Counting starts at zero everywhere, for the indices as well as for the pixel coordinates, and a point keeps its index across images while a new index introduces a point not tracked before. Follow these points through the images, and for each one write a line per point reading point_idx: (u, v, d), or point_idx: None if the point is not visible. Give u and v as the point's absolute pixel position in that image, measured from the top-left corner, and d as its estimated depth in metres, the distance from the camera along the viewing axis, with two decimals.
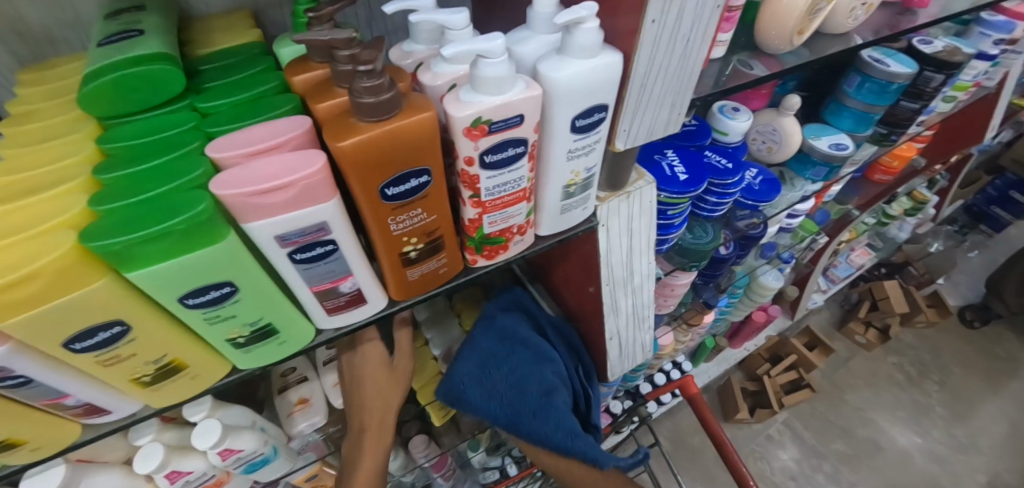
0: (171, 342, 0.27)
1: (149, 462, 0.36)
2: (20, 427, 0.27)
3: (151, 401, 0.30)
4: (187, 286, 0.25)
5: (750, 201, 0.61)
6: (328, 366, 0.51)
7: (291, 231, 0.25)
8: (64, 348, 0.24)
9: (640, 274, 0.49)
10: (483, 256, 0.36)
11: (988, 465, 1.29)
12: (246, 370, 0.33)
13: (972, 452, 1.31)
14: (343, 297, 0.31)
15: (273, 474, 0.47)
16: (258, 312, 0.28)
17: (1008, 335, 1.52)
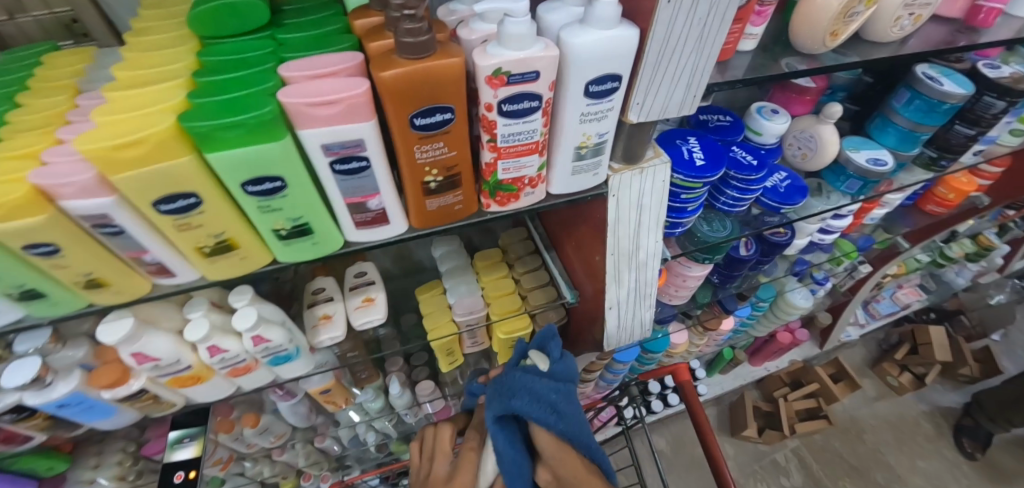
0: (230, 223, 0.33)
1: (198, 330, 0.43)
2: (110, 271, 0.34)
3: (207, 275, 0.37)
4: (249, 174, 0.31)
5: (773, 202, 0.61)
6: (352, 291, 0.58)
7: (334, 143, 0.31)
8: (154, 206, 0.30)
9: (646, 252, 0.52)
10: (496, 201, 0.40)
11: None
12: (283, 265, 0.39)
13: None
14: (369, 213, 0.36)
15: (293, 372, 0.53)
16: (300, 210, 0.34)
17: None
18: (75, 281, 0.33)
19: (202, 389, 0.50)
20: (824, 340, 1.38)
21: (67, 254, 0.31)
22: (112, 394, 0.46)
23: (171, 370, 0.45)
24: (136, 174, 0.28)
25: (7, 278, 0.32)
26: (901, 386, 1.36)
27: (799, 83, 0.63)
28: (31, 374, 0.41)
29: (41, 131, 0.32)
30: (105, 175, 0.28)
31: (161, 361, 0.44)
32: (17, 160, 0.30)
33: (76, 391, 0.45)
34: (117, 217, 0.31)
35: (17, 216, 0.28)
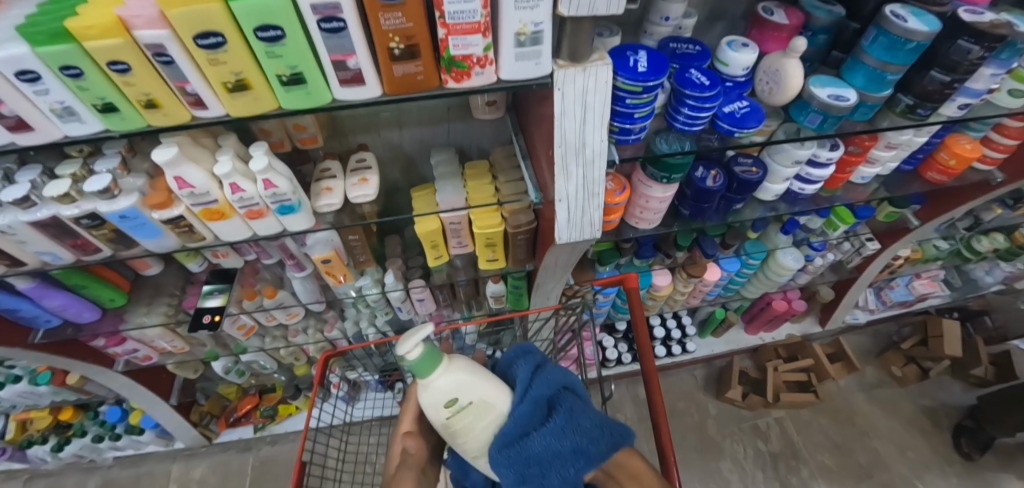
0: (245, 63, 0.45)
1: (222, 167, 0.57)
2: (164, 94, 0.48)
3: (231, 110, 0.50)
4: (257, 22, 0.42)
5: (728, 126, 0.66)
6: (355, 170, 0.71)
7: (318, 3, 0.41)
8: (194, 41, 0.43)
9: (593, 151, 0.60)
10: (452, 77, 0.50)
11: None
12: (287, 111, 0.52)
13: None
14: (350, 71, 0.48)
15: (296, 225, 0.66)
16: (296, 59, 0.46)
17: None
18: (140, 99, 0.48)
19: (226, 226, 0.64)
20: (827, 318, 1.38)
21: (135, 74, 0.45)
22: (160, 214, 0.60)
23: (203, 200, 0.59)
24: (179, 12, 0.40)
25: (96, 90, 0.47)
26: (904, 377, 1.33)
27: (774, 20, 0.69)
28: (104, 183, 0.56)
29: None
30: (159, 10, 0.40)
31: (196, 190, 0.58)
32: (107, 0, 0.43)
33: (134, 207, 0.58)
34: (168, 48, 0.43)
35: (103, 37, 0.42)
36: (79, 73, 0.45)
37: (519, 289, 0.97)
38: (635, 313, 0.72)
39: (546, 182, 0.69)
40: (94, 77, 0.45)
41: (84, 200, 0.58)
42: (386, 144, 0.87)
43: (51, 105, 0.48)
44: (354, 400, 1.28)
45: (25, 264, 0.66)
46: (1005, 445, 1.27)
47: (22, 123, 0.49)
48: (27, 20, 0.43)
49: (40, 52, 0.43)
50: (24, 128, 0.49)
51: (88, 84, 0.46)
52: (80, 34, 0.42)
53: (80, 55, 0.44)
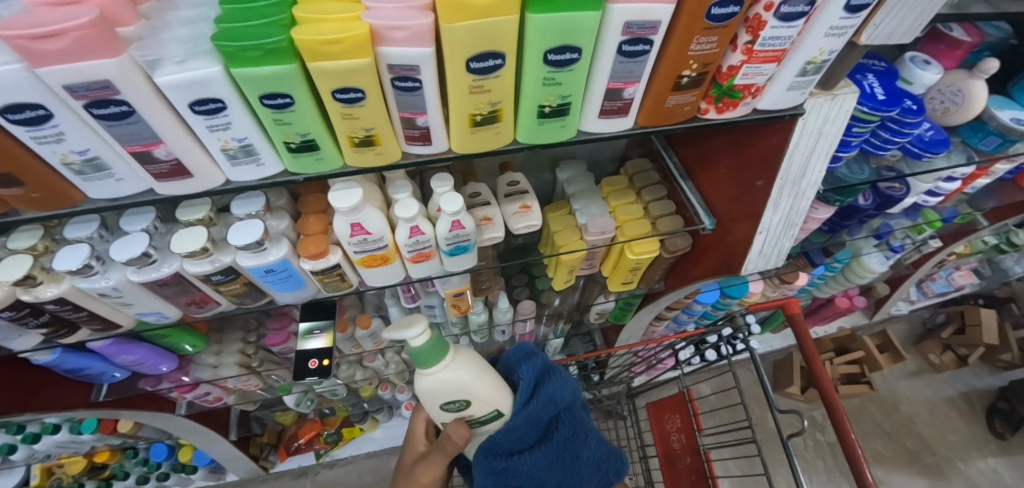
0: (508, 92, 0.35)
1: (410, 209, 0.47)
2: (385, 129, 0.37)
3: (459, 145, 0.39)
4: (556, 42, 0.32)
5: (916, 150, 0.63)
6: (510, 196, 0.62)
7: (637, 21, 0.32)
8: (466, 64, 0.32)
9: (808, 181, 0.55)
10: (716, 108, 0.43)
11: None
12: (517, 146, 0.42)
13: None
14: (620, 102, 0.39)
15: (458, 265, 0.57)
16: (572, 88, 0.36)
17: None
18: (356, 134, 0.36)
19: (382, 272, 0.55)
20: (876, 311, 1.45)
21: (366, 105, 0.34)
22: (312, 264, 0.51)
23: (372, 246, 0.50)
24: (471, 25, 0.29)
25: (299, 124, 0.35)
26: (942, 363, 1.45)
27: (953, 35, 0.62)
28: (258, 235, 0.46)
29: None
30: (441, 24, 0.29)
31: (369, 236, 0.48)
32: (339, 4, 0.32)
33: (285, 258, 0.49)
34: (423, 72, 0.33)
35: (344, 56, 0.30)
36: (287, 102, 0.34)
37: (628, 306, 0.95)
38: (807, 342, 0.68)
39: (727, 207, 0.63)
40: (304, 107, 0.34)
41: (217, 252, 0.49)
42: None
43: (225, 143, 0.37)
44: None
45: (119, 326, 0.58)
46: None
47: (177, 169, 0.38)
48: (224, 28, 0.31)
49: (244, 75, 0.31)
50: (178, 174, 0.39)
51: (290, 117, 0.35)
52: (313, 52, 0.30)
53: (298, 79, 0.32)
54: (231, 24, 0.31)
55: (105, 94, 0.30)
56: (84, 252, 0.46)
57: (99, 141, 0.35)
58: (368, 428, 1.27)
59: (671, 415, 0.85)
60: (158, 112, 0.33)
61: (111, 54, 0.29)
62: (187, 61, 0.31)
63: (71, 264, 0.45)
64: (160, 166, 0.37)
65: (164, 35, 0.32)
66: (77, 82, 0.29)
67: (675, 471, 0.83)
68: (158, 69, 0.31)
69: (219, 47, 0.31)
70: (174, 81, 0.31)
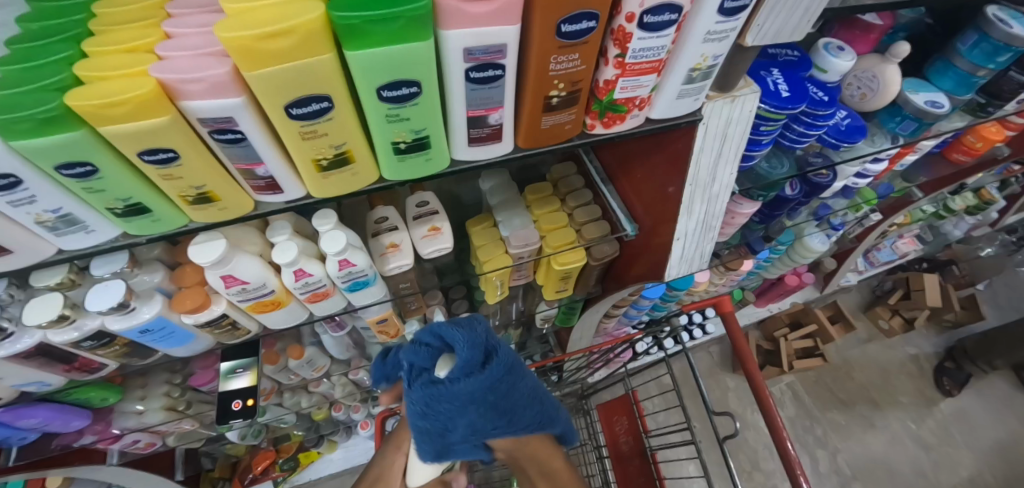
0: (353, 133, 0.32)
1: (286, 254, 0.43)
2: (220, 184, 0.33)
3: (317, 190, 0.36)
4: (388, 77, 0.28)
5: (833, 140, 0.63)
6: (420, 218, 0.60)
7: (478, 47, 0.28)
8: (285, 110, 0.28)
9: (720, 184, 0.53)
10: (602, 123, 0.40)
11: (975, 465, 1.39)
12: (387, 182, 0.38)
13: (962, 449, 1.41)
14: (487, 128, 0.35)
15: (365, 298, 0.54)
16: (425, 122, 0.32)
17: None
18: (187, 193, 0.32)
19: (279, 315, 0.52)
20: (826, 284, 1.48)
21: (184, 164, 0.30)
22: (193, 318, 0.47)
23: (256, 294, 0.46)
24: (273, 68, 0.25)
25: (116, 190, 0.31)
26: (890, 329, 1.53)
27: (867, 19, 0.61)
28: (119, 298, 0.42)
29: (144, 25, 0.30)
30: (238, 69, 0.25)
31: (248, 285, 0.44)
32: (128, 54, 0.28)
33: (160, 316, 0.45)
34: (239, 123, 0.29)
35: (135, 117, 0.26)
36: (91, 170, 0.30)
37: (572, 308, 0.95)
38: (739, 342, 0.67)
39: (646, 212, 0.62)
40: (115, 173, 0.30)
41: (82, 317, 0.45)
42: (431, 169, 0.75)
43: (39, 216, 0.32)
44: None
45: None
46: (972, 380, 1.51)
47: None
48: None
49: (25, 147, 0.27)
50: None
51: (102, 184, 0.31)
52: (95, 116, 0.26)
53: (95, 145, 0.28)
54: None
55: None
56: None
57: None
58: (326, 449, 1.24)
59: (620, 417, 0.87)
60: None
61: None
62: None
63: None
64: None
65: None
66: None
67: (626, 472, 0.84)
68: None
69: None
70: None
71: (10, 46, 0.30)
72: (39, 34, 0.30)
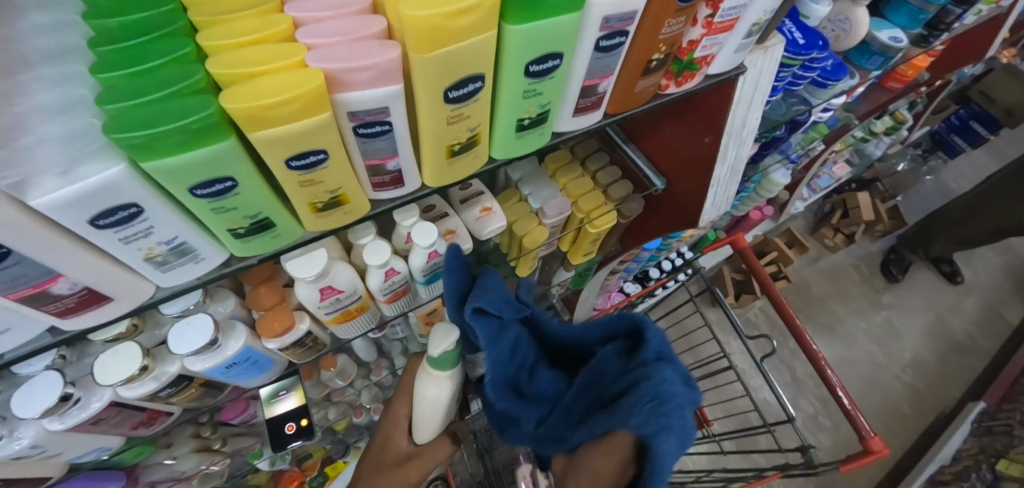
0: (486, 113, 0.32)
1: (380, 254, 0.42)
2: (352, 185, 0.32)
3: (436, 179, 0.35)
4: (538, 51, 0.28)
5: (820, 80, 0.70)
6: (466, 202, 0.59)
7: (616, 14, 0.30)
8: (445, 94, 0.28)
9: (748, 129, 0.58)
10: (676, 83, 0.43)
11: (915, 347, 1.67)
12: (494, 163, 0.38)
13: (902, 336, 1.68)
14: (594, 97, 0.36)
15: (438, 290, 0.54)
16: (552, 94, 0.33)
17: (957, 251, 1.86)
18: (321, 199, 0.31)
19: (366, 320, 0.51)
20: (781, 213, 1.63)
21: (329, 165, 0.29)
22: (279, 342, 0.45)
23: (347, 302, 0.45)
24: (448, 50, 0.25)
25: (245, 206, 0.29)
26: (834, 245, 1.76)
27: None
28: (209, 335, 0.39)
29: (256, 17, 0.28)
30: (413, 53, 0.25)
31: (342, 294, 0.43)
32: (262, 48, 0.26)
33: (246, 347, 0.43)
34: (391, 113, 0.28)
35: (297, 118, 0.25)
36: (230, 186, 0.27)
37: (587, 270, 0.96)
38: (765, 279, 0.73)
39: (673, 165, 0.66)
40: (251, 188, 0.28)
41: (158, 365, 0.42)
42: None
43: (149, 251, 0.30)
44: None
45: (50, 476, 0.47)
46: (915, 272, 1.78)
47: (91, 298, 0.30)
48: (117, 113, 0.23)
49: (166, 167, 0.24)
50: (93, 303, 0.31)
51: (233, 201, 0.28)
52: (253, 119, 0.24)
53: (238, 156, 0.26)
54: (131, 107, 0.23)
55: None
56: (56, 383, 0.37)
57: None
58: (352, 458, 1.22)
59: None
60: (49, 245, 0.25)
61: None
62: (71, 167, 0.23)
63: (45, 403, 0.36)
64: (65, 302, 0.29)
65: (26, 137, 0.23)
66: None
67: None
68: (38, 189, 0.23)
69: (123, 141, 0.23)
70: (64, 200, 0.23)
71: (96, 50, 0.26)
72: (128, 32, 0.27)
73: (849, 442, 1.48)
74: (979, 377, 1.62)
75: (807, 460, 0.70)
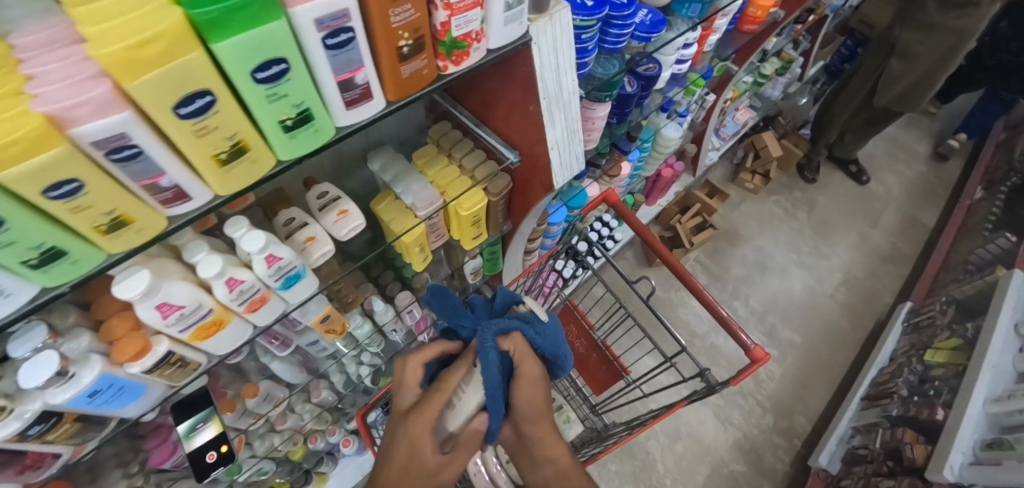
0: (242, 122, 0.35)
1: (212, 267, 0.46)
2: (129, 205, 0.34)
3: (222, 187, 0.39)
4: (258, 59, 0.32)
5: (643, 33, 0.77)
6: (324, 208, 0.63)
7: (325, 16, 0.34)
8: (176, 112, 0.31)
9: (567, 91, 0.64)
10: (452, 61, 0.48)
11: (846, 265, 1.75)
12: (286, 162, 0.42)
13: (834, 257, 1.77)
14: (357, 89, 0.41)
15: (298, 297, 0.58)
16: (301, 93, 0.37)
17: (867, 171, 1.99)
18: (100, 222, 0.33)
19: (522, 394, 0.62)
20: (695, 167, 1.73)
21: (90, 189, 0.31)
22: (140, 364, 0.47)
23: (196, 318, 0.47)
24: (154, 75, 0.29)
25: (25, 239, 0.31)
26: (755, 186, 1.86)
27: None
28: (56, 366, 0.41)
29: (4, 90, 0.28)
30: (123, 82, 0.28)
31: (185, 309, 0.46)
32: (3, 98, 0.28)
33: (105, 373, 0.45)
34: (133, 138, 0.31)
35: (33, 153, 0.28)
36: None
37: (494, 253, 1.01)
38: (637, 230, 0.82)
39: (521, 138, 0.71)
40: (19, 222, 0.30)
41: (19, 404, 0.42)
42: (323, 162, 0.78)
43: None
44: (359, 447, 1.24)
45: None
46: (832, 197, 1.92)
47: None
48: None
49: None
50: None
51: (9, 237, 0.30)
52: None
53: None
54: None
55: None
56: None
57: None
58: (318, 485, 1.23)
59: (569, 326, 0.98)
60: None
61: None
62: None
63: None
64: None
65: None
66: None
67: (589, 369, 0.97)
68: None
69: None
70: None
71: None
72: None
73: (797, 368, 1.54)
74: (906, 282, 1.71)
75: (706, 383, 0.72)
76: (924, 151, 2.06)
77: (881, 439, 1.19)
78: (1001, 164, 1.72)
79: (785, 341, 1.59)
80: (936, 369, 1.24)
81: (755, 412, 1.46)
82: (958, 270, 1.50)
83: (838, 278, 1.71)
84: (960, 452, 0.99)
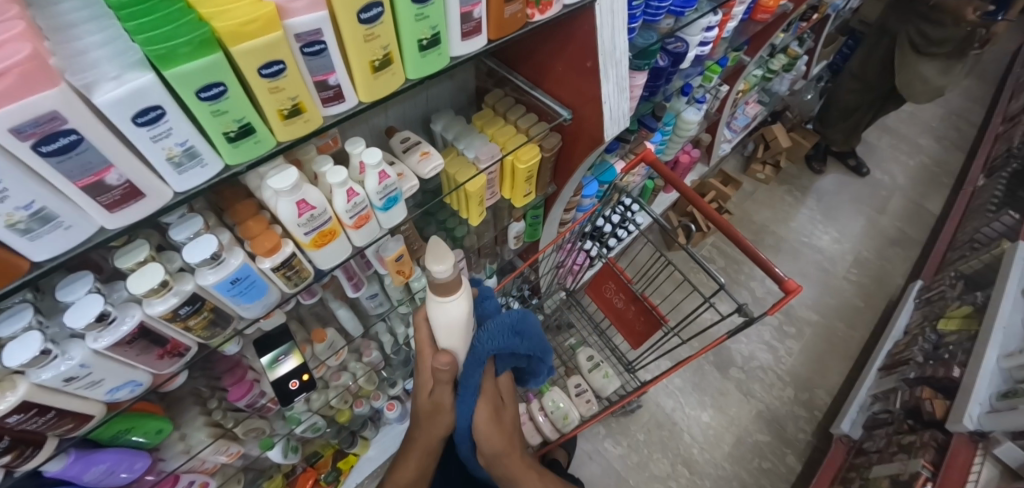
0: (392, 36, 0.45)
1: (338, 174, 0.54)
2: (306, 96, 0.43)
3: (367, 94, 0.48)
4: None
5: (678, 8, 0.86)
6: (407, 151, 0.72)
7: None
8: (358, 16, 0.41)
9: (620, 50, 0.73)
10: (539, 10, 0.57)
11: (856, 249, 1.83)
12: (411, 80, 0.51)
13: (845, 242, 1.85)
14: (472, 22, 0.51)
15: (390, 222, 0.66)
16: (436, 18, 0.47)
17: (872, 163, 2.09)
18: (286, 106, 0.42)
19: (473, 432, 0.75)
20: (709, 157, 1.83)
21: (287, 75, 0.40)
22: (270, 261, 0.55)
23: (319, 222, 0.55)
24: None
25: (234, 111, 0.39)
26: (766, 176, 1.95)
27: None
28: (214, 248, 0.49)
29: None
30: None
31: (315, 212, 0.53)
32: None
33: (245, 263, 0.52)
34: (324, 35, 0.40)
35: (263, 34, 0.36)
36: (221, 91, 0.37)
37: (536, 217, 1.10)
38: (675, 185, 0.90)
39: (573, 97, 0.81)
40: (236, 92, 0.38)
41: (175, 284, 0.50)
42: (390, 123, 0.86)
43: (169, 152, 0.38)
44: (401, 411, 1.29)
45: (94, 417, 0.54)
46: (839, 187, 2.01)
47: (130, 192, 0.38)
48: (147, 38, 0.32)
49: (181, 73, 0.34)
50: (132, 198, 0.39)
51: (226, 106, 0.38)
52: (235, 35, 0.35)
53: (225, 67, 0.36)
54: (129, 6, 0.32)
55: (53, 127, 0.31)
56: (97, 303, 0.46)
57: (43, 187, 0.33)
58: (361, 449, 1.29)
59: (608, 283, 1.07)
60: (105, 141, 0.34)
61: (52, 84, 0.29)
62: (120, 77, 0.33)
63: (88, 317, 0.45)
64: (113, 193, 0.37)
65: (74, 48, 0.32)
66: (25, 121, 0.29)
67: (627, 321, 1.05)
68: (95, 89, 0.32)
69: (146, 52, 0.33)
70: (113, 98, 0.32)
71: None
72: None
73: (813, 344, 1.61)
74: (914, 264, 1.79)
75: (744, 317, 0.81)
76: (925, 144, 2.16)
77: (901, 400, 1.25)
78: (1000, 153, 1.82)
79: (801, 319, 1.66)
80: (950, 335, 1.30)
81: (776, 385, 1.52)
82: (964, 249, 1.58)
83: (850, 263, 1.79)
84: (977, 403, 1.05)
